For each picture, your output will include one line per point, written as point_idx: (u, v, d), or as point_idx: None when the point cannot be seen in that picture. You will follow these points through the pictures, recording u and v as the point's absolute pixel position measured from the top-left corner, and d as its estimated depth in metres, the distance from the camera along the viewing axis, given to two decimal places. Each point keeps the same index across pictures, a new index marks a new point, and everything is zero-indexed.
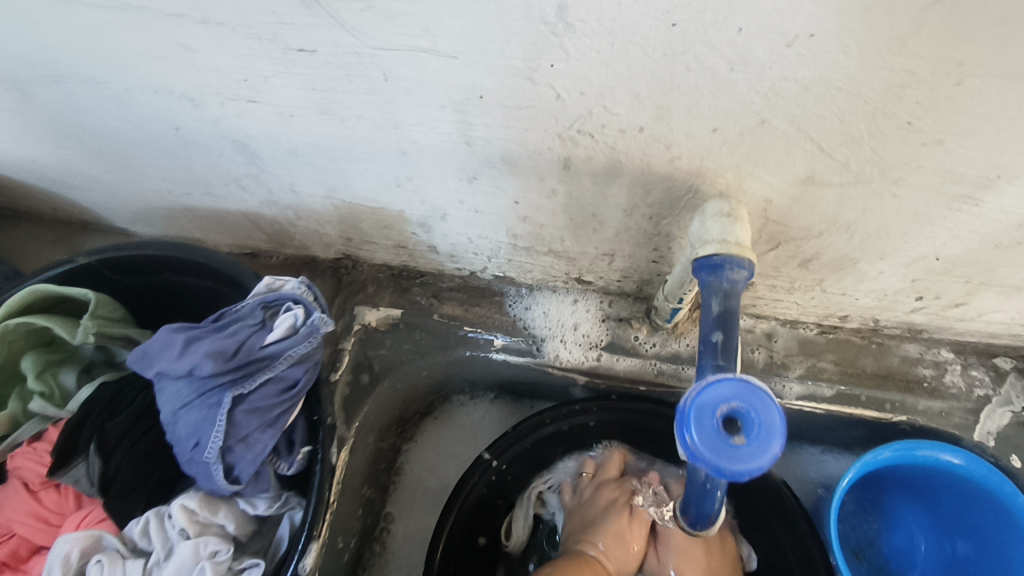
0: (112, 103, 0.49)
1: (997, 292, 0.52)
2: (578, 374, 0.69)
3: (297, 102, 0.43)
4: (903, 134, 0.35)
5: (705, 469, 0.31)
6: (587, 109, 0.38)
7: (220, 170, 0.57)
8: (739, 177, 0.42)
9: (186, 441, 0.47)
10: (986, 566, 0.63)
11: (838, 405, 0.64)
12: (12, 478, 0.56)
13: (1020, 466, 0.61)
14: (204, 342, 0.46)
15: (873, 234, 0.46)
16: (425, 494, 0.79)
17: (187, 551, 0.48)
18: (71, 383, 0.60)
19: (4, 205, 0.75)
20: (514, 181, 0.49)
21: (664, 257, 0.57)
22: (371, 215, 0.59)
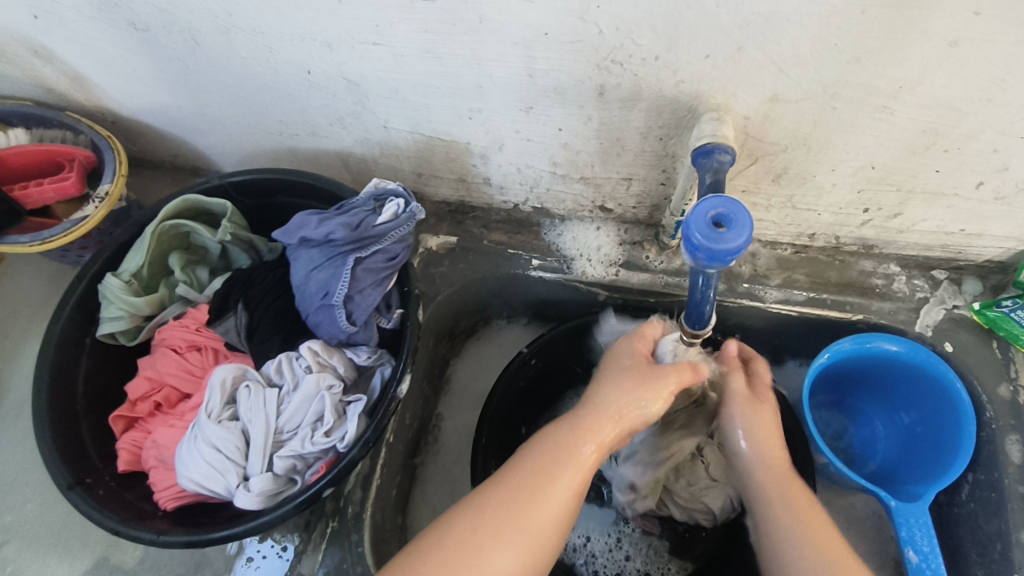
0: (263, 52, 0.65)
1: (923, 200, 0.69)
2: (599, 288, 0.85)
3: (409, 43, 0.60)
4: (833, 53, 0.52)
5: (701, 253, 0.47)
6: (620, 41, 0.55)
7: (329, 111, 0.73)
8: (726, 98, 0.59)
9: (316, 293, 0.64)
10: (927, 432, 0.79)
11: (808, 308, 0.80)
12: (160, 345, 0.72)
13: (951, 350, 0.77)
14: (332, 220, 0.63)
15: (825, 146, 0.63)
16: (471, 398, 0.95)
17: (312, 383, 0.65)
18: (205, 277, 0.77)
19: (134, 153, 0.92)
20: (560, 110, 0.65)
21: (671, 178, 0.73)
22: (443, 148, 0.76)
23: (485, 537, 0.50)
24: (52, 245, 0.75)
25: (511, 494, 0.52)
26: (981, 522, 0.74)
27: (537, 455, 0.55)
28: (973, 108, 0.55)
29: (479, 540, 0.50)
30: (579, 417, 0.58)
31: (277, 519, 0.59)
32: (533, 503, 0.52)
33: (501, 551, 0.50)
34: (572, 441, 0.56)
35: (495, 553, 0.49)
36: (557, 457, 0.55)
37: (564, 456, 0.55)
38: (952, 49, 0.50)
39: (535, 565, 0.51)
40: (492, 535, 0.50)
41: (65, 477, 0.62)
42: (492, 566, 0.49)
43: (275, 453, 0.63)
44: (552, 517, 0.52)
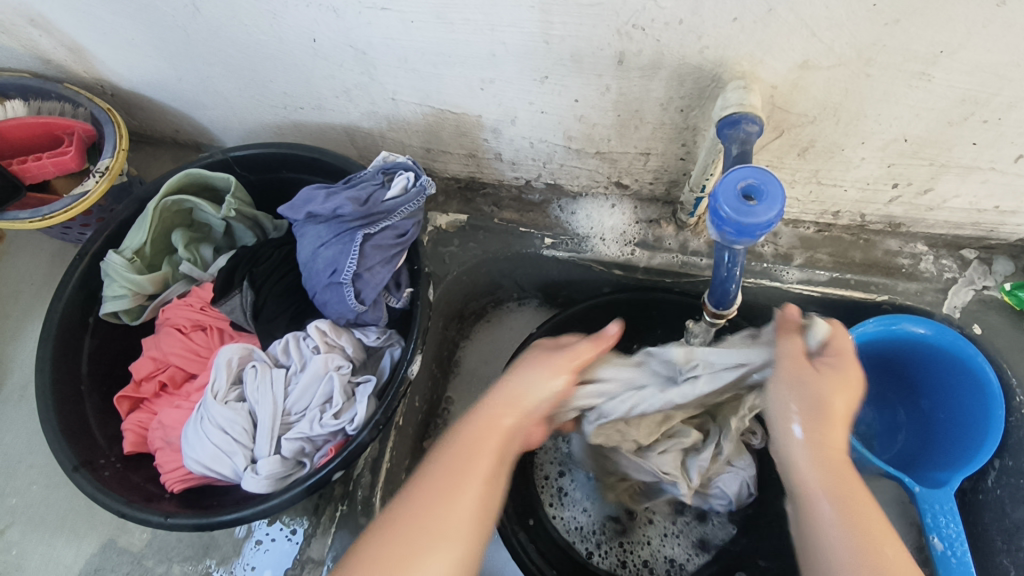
0: (267, 19, 0.62)
1: (956, 174, 0.65)
2: (614, 268, 0.82)
3: (420, 8, 0.57)
4: (871, 15, 0.49)
5: (730, 228, 0.45)
6: (642, 4, 0.52)
7: (335, 83, 0.70)
8: (753, 65, 0.56)
9: (324, 270, 0.62)
10: (950, 412, 0.77)
11: (831, 288, 0.77)
12: (164, 324, 0.70)
13: (979, 332, 0.74)
14: (339, 194, 0.60)
15: (855, 117, 0.60)
16: (481, 382, 0.92)
17: (319, 364, 0.63)
18: (209, 256, 0.76)
19: (134, 129, 0.90)
20: (577, 80, 0.62)
21: (690, 153, 0.70)
22: (453, 121, 0.73)
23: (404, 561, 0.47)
24: (53, 221, 0.73)
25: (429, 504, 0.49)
26: (1008, 510, 0.72)
27: (445, 453, 0.52)
28: (1017, 74, 0.52)
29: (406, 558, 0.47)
30: (485, 404, 0.54)
31: (286, 502, 0.57)
32: (448, 507, 0.49)
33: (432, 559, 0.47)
34: (476, 434, 0.53)
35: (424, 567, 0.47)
36: (467, 452, 0.52)
37: (463, 455, 0.51)
38: (1001, 9, 0.47)
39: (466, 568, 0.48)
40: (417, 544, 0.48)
41: (69, 459, 0.61)
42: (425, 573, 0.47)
43: (283, 436, 0.61)
44: (470, 516, 0.49)
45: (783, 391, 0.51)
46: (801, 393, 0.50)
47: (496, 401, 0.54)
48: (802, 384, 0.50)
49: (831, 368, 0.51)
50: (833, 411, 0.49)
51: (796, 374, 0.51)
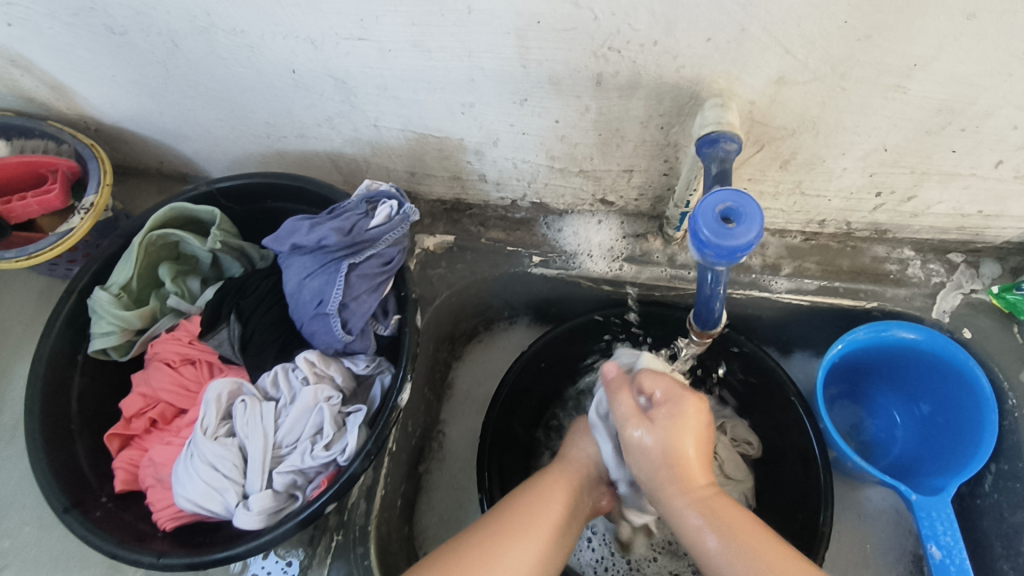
0: (245, 52, 0.62)
1: (938, 181, 0.66)
2: (604, 284, 0.82)
3: (396, 37, 0.57)
4: (843, 31, 0.49)
5: (711, 251, 0.45)
6: (616, 27, 0.52)
7: (317, 111, 0.70)
8: (730, 82, 0.56)
9: (310, 301, 0.62)
10: (945, 416, 0.77)
11: (820, 297, 0.77)
12: (153, 359, 0.70)
13: (970, 337, 0.74)
14: (324, 225, 0.61)
15: (834, 129, 0.60)
16: (474, 402, 0.92)
17: (309, 395, 0.63)
18: (196, 288, 0.75)
19: (120, 162, 0.90)
20: (556, 101, 0.63)
21: (673, 169, 0.70)
22: (435, 145, 0.73)
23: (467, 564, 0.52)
24: (39, 259, 0.73)
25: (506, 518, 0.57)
26: (1005, 514, 0.71)
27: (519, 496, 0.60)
28: (990, 83, 0.52)
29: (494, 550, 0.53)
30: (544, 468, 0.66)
31: (278, 537, 0.57)
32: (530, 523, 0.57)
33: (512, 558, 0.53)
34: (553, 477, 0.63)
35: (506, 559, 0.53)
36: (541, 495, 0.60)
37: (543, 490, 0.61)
38: (970, 22, 0.47)
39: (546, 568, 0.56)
40: (502, 540, 0.54)
41: (60, 500, 0.61)
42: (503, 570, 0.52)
43: (274, 469, 0.61)
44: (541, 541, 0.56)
45: (638, 426, 0.57)
46: (661, 441, 0.56)
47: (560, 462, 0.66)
48: (669, 424, 0.56)
49: (669, 408, 0.57)
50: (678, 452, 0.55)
51: (642, 432, 0.57)
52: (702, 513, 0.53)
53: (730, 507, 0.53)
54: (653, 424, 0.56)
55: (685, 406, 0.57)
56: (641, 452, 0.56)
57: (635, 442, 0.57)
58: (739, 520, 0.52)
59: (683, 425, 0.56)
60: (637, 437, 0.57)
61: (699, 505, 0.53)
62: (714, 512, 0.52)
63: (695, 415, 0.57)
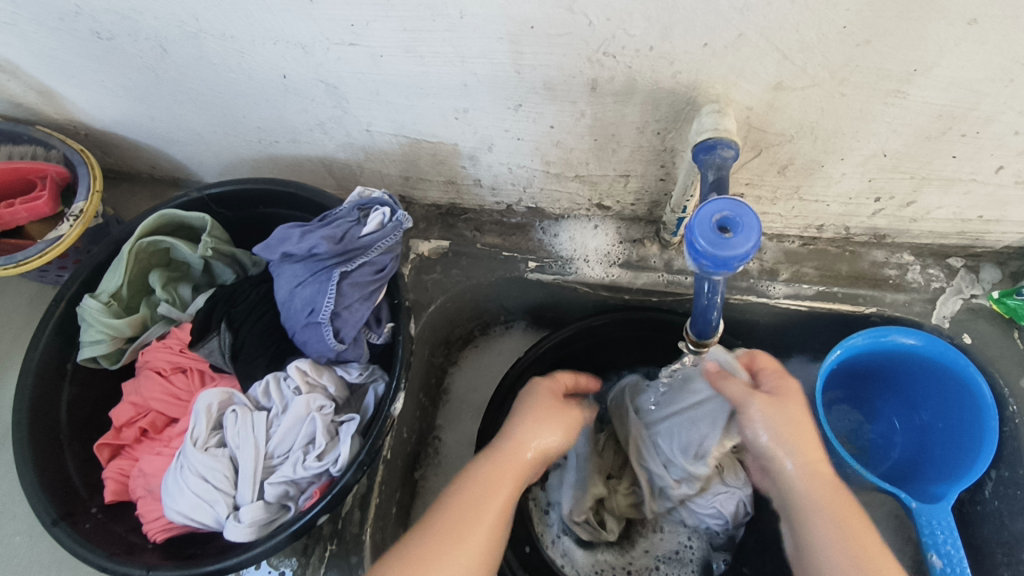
0: (235, 57, 0.62)
1: (938, 186, 0.65)
2: (600, 290, 0.81)
3: (388, 43, 0.56)
4: (841, 37, 0.48)
5: (707, 261, 0.44)
6: (611, 32, 0.51)
7: (309, 116, 0.69)
8: (727, 88, 0.55)
9: (302, 310, 0.61)
10: (944, 422, 0.76)
11: (819, 302, 0.76)
12: (144, 368, 0.69)
13: (970, 342, 0.74)
14: (315, 233, 0.60)
15: (833, 135, 0.59)
16: (470, 408, 0.91)
17: (301, 405, 0.62)
18: (187, 295, 0.74)
19: (110, 166, 0.89)
20: (551, 106, 0.62)
21: (670, 174, 0.69)
22: (429, 150, 0.72)
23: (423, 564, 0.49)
24: (27, 267, 0.72)
25: (444, 530, 0.51)
26: (1006, 521, 0.71)
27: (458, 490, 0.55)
28: (991, 88, 0.51)
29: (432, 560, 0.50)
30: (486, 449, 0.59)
31: (270, 549, 0.56)
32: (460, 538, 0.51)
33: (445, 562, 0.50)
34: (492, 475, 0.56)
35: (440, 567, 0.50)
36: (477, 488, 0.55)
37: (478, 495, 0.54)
38: (971, 27, 0.46)
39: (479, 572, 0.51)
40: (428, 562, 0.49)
41: (49, 512, 0.60)
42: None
43: (266, 480, 0.60)
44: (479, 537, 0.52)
45: (757, 416, 0.57)
46: (774, 426, 0.56)
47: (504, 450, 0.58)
48: (789, 415, 0.56)
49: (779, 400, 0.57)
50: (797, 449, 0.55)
51: (765, 413, 0.56)
52: (817, 500, 0.53)
53: (836, 491, 0.53)
54: (763, 400, 0.57)
55: (787, 386, 0.59)
56: (756, 431, 0.56)
57: (756, 423, 0.57)
58: (845, 506, 0.53)
59: (796, 409, 0.57)
60: (748, 401, 0.58)
61: (804, 471, 0.54)
62: (828, 490, 0.53)
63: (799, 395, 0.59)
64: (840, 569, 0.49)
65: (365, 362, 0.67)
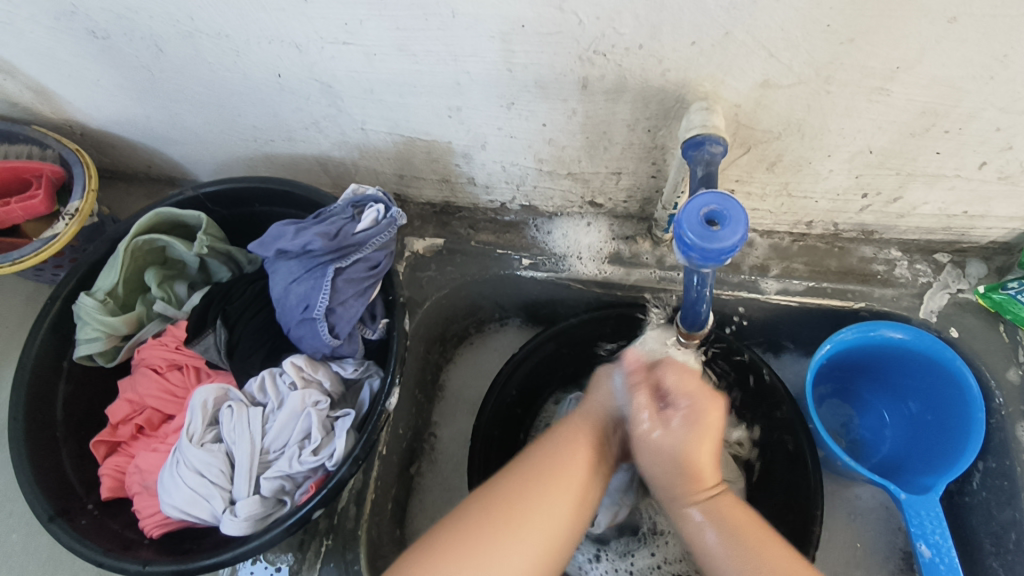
0: (230, 56, 0.62)
1: (923, 182, 0.66)
2: (593, 286, 0.82)
3: (381, 42, 0.57)
4: (826, 34, 0.49)
5: (695, 253, 0.45)
6: (601, 31, 0.52)
7: (304, 115, 0.70)
8: (715, 85, 0.56)
9: (297, 306, 0.61)
10: (932, 415, 0.77)
11: (809, 297, 0.77)
12: (140, 365, 0.70)
13: (957, 336, 0.75)
14: (310, 229, 0.60)
15: (820, 132, 0.60)
16: (466, 405, 0.92)
17: (296, 401, 0.62)
18: (183, 293, 0.75)
19: (106, 166, 0.90)
20: (543, 105, 0.63)
21: (661, 171, 0.70)
22: (423, 148, 0.73)
23: (504, 518, 0.50)
24: (23, 266, 0.72)
25: (523, 487, 0.53)
26: (994, 512, 0.72)
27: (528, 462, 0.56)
28: (974, 85, 0.53)
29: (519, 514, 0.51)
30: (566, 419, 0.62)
31: (266, 543, 0.56)
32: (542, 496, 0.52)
33: (520, 544, 0.50)
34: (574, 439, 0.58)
35: (510, 544, 0.49)
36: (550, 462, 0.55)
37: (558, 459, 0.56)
38: (952, 25, 0.47)
39: (550, 561, 0.51)
40: (495, 534, 0.50)
41: (45, 508, 0.60)
42: (508, 559, 0.49)
43: (261, 475, 0.61)
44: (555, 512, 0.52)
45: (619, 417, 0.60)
46: (670, 448, 0.56)
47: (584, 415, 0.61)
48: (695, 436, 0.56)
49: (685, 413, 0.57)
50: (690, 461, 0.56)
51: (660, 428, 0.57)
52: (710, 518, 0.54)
53: (738, 512, 0.55)
54: (668, 426, 0.56)
55: (704, 411, 0.57)
56: (651, 450, 0.57)
57: (652, 439, 0.57)
58: (742, 521, 0.54)
59: (694, 429, 0.56)
60: (652, 429, 0.57)
61: (708, 509, 0.55)
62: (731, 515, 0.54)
63: (715, 419, 0.57)
64: None
65: (361, 358, 0.67)
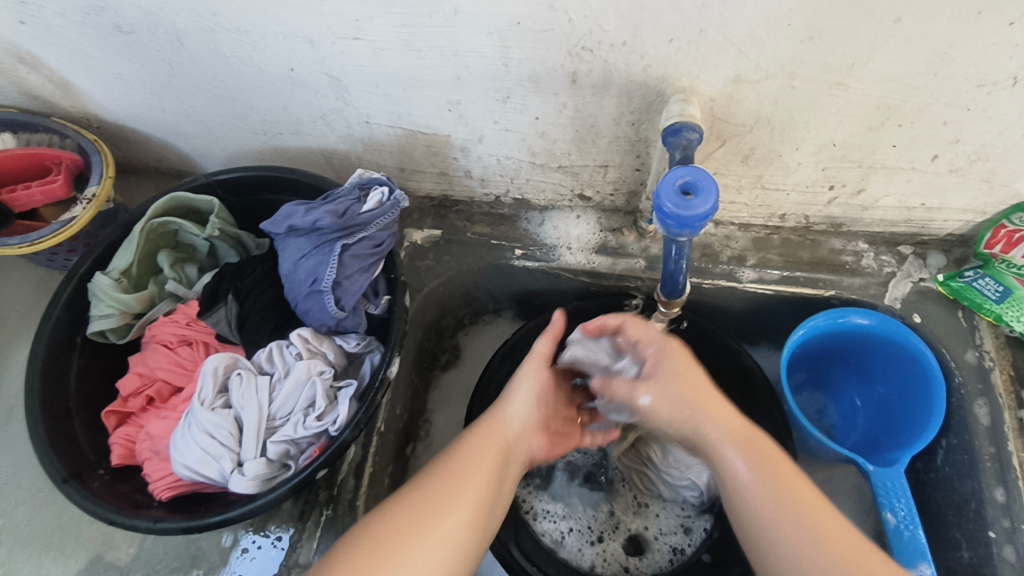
0: (247, 50, 0.67)
1: (884, 175, 0.72)
2: (582, 276, 0.87)
3: (388, 36, 0.62)
4: (787, 33, 0.55)
5: (671, 219, 0.50)
6: (588, 28, 0.58)
7: (313, 108, 0.75)
8: (692, 80, 0.62)
9: (305, 280, 0.66)
10: (898, 398, 0.83)
11: (783, 285, 0.82)
12: (151, 341, 0.73)
13: (919, 321, 0.80)
14: (319, 208, 0.65)
15: (788, 125, 0.66)
16: (460, 392, 0.96)
17: (302, 370, 0.66)
18: (193, 274, 0.79)
19: (119, 159, 0.94)
20: (535, 99, 0.68)
21: (645, 164, 0.76)
22: (424, 142, 0.78)
23: (408, 531, 0.53)
24: (40, 247, 0.76)
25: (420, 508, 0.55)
26: (956, 484, 0.76)
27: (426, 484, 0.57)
28: (920, 81, 0.59)
29: (440, 506, 0.56)
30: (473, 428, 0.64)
31: (272, 501, 0.60)
32: (449, 501, 0.56)
33: (421, 551, 0.52)
34: (476, 441, 0.62)
35: (416, 553, 0.52)
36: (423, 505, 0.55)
37: (463, 458, 0.59)
38: (896, 25, 0.53)
39: (459, 562, 0.54)
40: (403, 548, 0.52)
41: (59, 470, 0.63)
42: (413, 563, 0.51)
43: (268, 439, 0.64)
44: (454, 531, 0.54)
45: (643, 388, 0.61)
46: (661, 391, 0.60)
47: (487, 420, 0.65)
48: (671, 378, 0.60)
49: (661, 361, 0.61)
50: (685, 398, 0.59)
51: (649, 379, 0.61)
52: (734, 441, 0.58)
53: (762, 441, 0.58)
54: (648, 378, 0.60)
55: (668, 353, 0.61)
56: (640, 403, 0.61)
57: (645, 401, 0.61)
58: (769, 451, 0.58)
59: (683, 379, 0.59)
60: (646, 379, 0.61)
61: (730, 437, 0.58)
62: (747, 442, 0.57)
63: (681, 362, 0.61)
64: (784, 521, 0.53)
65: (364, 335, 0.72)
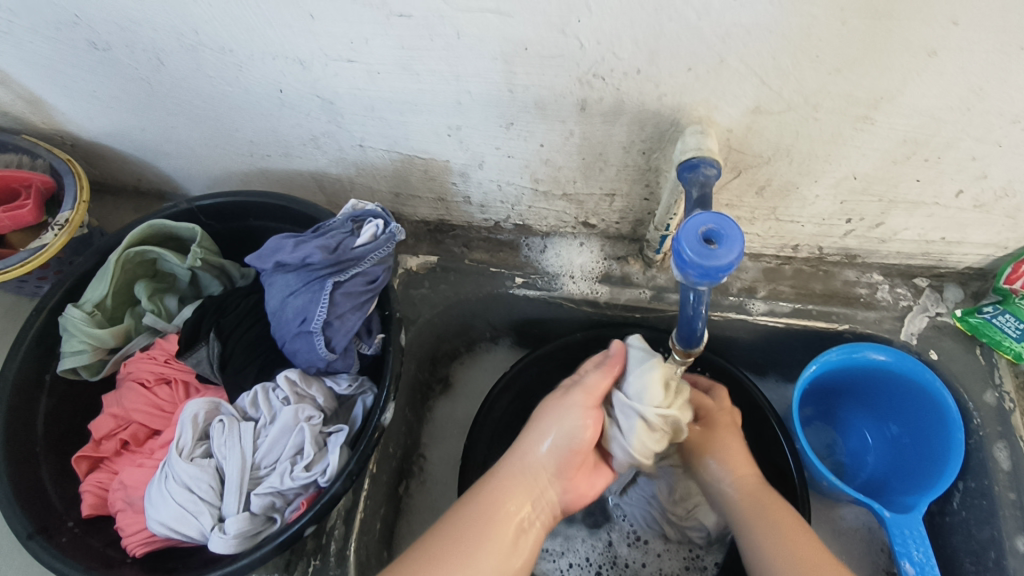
0: (232, 70, 0.63)
1: (904, 209, 0.69)
2: (585, 306, 0.83)
3: (384, 59, 0.58)
4: (814, 64, 0.52)
5: (693, 270, 0.46)
6: (601, 55, 0.54)
7: (303, 130, 0.70)
8: (709, 111, 0.59)
9: (293, 319, 0.61)
10: (913, 437, 0.79)
11: (795, 318, 0.79)
12: (126, 379, 0.68)
13: (935, 358, 0.77)
14: (310, 242, 0.61)
15: (807, 157, 0.63)
16: (455, 424, 0.92)
17: (289, 415, 0.62)
18: (173, 306, 0.74)
19: (96, 178, 0.89)
20: (540, 125, 0.64)
21: (654, 194, 0.72)
22: (421, 166, 0.74)
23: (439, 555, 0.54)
24: (7, 276, 0.71)
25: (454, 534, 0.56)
26: (974, 530, 0.73)
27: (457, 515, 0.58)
28: (951, 116, 0.56)
29: (467, 548, 0.55)
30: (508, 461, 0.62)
31: (254, 562, 0.55)
32: (475, 536, 0.56)
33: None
34: (512, 468, 0.61)
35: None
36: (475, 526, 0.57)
37: (498, 497, 0.59)
38: (931, 58, 0.50)
39: None
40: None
41: (24, 525, 0.58)
42: None
43: (252, 491, 0.60)
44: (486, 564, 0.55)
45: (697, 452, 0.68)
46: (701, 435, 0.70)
47: (522, 444, 0.62)
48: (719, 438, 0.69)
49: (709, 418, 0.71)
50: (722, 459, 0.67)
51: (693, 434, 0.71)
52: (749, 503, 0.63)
53: (779, 506, 0.62)
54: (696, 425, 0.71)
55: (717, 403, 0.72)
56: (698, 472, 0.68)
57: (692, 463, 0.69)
58: (781, 513, 0.61)
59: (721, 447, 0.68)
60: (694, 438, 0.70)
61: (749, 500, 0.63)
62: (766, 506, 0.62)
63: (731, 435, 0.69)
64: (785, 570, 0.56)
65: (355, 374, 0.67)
